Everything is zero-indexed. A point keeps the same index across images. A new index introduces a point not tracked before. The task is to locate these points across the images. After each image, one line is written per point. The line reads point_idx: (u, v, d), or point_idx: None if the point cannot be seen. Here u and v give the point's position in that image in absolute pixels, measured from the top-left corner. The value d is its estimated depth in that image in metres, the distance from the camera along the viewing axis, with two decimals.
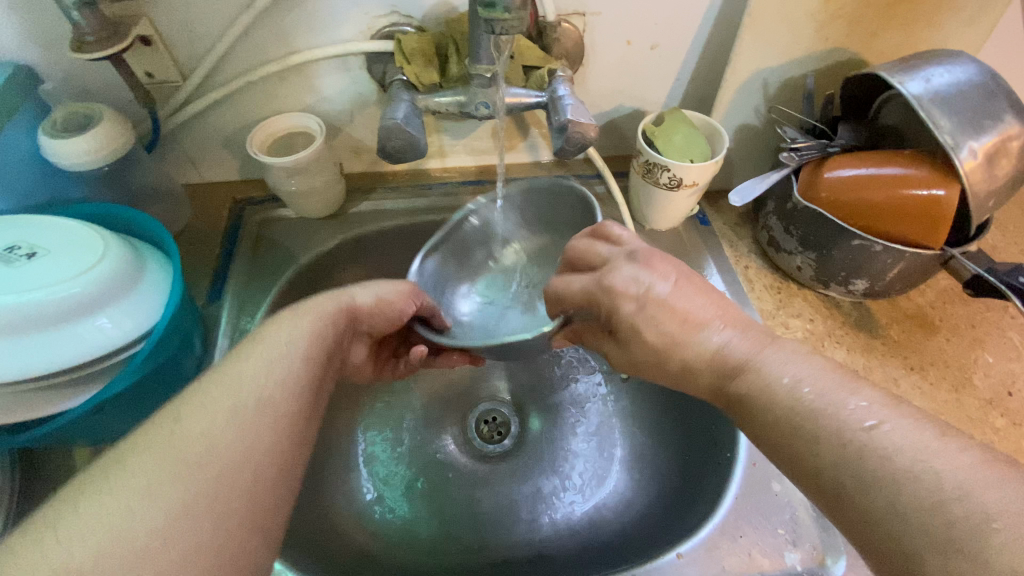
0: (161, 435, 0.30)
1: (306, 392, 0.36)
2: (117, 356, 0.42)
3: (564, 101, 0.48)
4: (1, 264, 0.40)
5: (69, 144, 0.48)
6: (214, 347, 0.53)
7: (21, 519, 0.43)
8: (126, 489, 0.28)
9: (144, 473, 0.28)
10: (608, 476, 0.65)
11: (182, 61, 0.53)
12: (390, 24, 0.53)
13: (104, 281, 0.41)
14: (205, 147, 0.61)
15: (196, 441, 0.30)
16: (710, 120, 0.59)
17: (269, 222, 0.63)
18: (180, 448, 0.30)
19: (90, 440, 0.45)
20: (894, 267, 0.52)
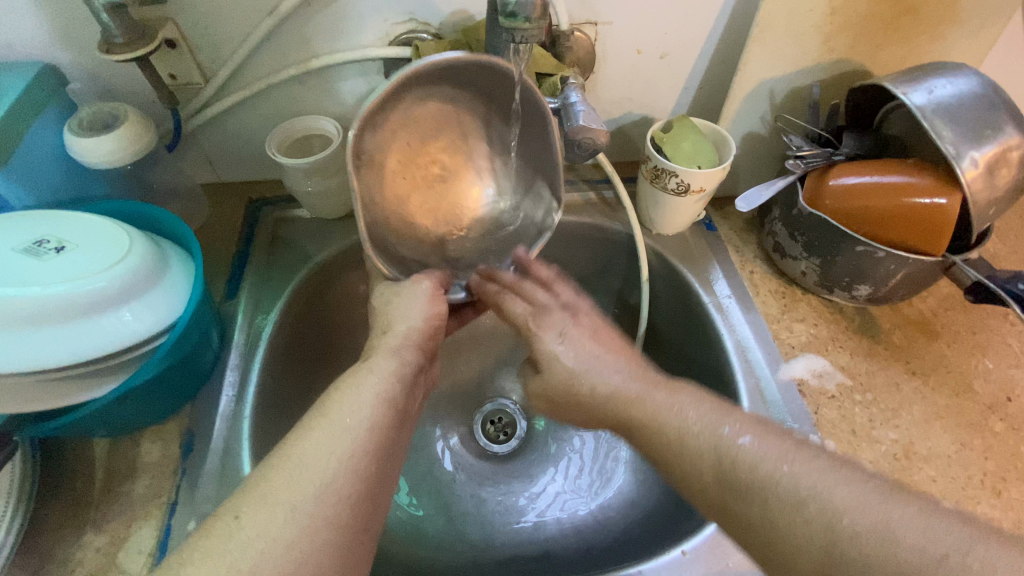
0: (269, 484, 0.35)
1: (383, 427, 0.40)
2: (140, 348, 0.43)
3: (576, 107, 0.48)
4: (30, 257, 0.41)
5: (95, 143, 0.49)
6: (230, 343, 0.54)
7: (41, 507, 0.44)
8: (250, 533, 0.32)
9: (257, 522, 0.33)
10: (612, 477, 0.66)
11: (205, 63, 0.54)
12: (408, 31, 0.54)
13: (131, 274, 0.43)
14: (224, 147, 0.63)
15: (299, 487, 0.35)
16: (717, 128, 0.60)
17: (284, 222, 0.64)
18: (286, 493, 0.34)
19: (111, 431, 0.47)
20: (897, 273, 0.53)
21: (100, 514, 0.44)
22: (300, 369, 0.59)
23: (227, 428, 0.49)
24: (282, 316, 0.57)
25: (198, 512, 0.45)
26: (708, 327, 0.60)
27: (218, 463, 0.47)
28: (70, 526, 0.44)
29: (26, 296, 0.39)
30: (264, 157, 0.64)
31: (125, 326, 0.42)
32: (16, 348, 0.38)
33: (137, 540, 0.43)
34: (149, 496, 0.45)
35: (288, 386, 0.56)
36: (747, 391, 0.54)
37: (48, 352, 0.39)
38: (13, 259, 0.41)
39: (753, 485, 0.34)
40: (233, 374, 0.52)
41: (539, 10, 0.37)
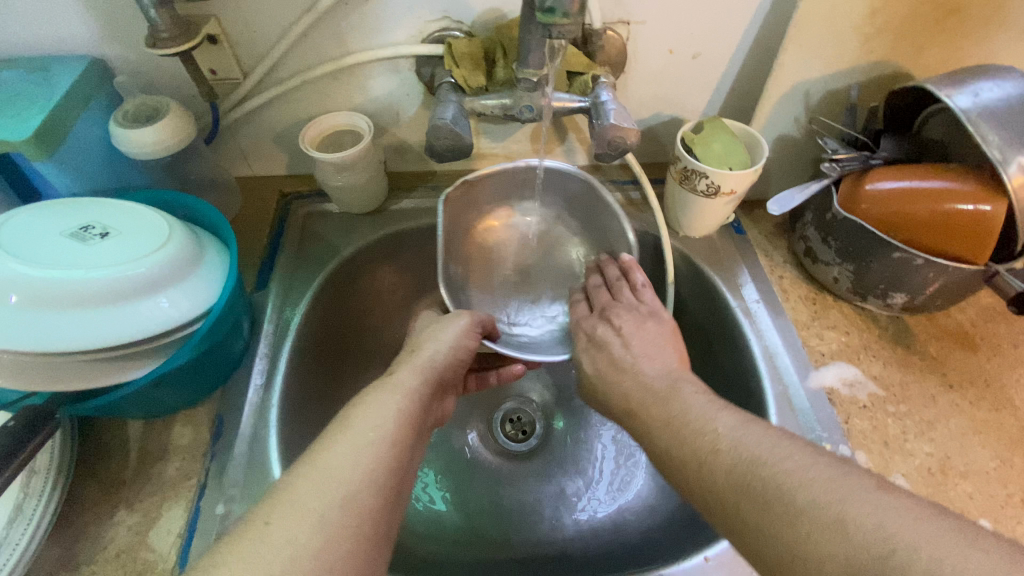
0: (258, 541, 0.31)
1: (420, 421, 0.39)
2: (178, 332, 0.43)
3: (599, 113, 0.51)
4: (76, 242, 0.43)
5: (139, 134, 0.51)
6: (260, 333, 0.56)
7: (76, 485, 0.46)
8: None
9: None
10: (632, 480, 0.67)
11: (244, 58, 0.56)
12: (441, 29, 0.55)
13: (170, 260, 0.44)
14: (259, 142, 0.64)
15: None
16: (749, 129, 0.60)
17: (316, 216, 0.67)
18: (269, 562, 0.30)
19: (144, 413, 0.48)
20: (935, 282, 0.51)
21: (133, 494, 0.46)
22: (326, 364, 0.61)
23: (256, 414, 0.50)
24: (310, 308, 0.59)
25: (226, 496, 0.46)
26: (735, 332, 0.59)
27: (246, 450, 0.48)
28: (104, 506, 0.45)
29: (71, 279, 0.40)
30: (297, 154, 0.66)
31: (162, 311, 0.42)
32: (58, 329, 0.39)
33: (167, 521, 0.44)
34: (180, 478, 0.47)
35: (314, 374, 0.59)
36: (774, 397, 0.54)
37: (92, 332, 0.40)
38: (60, 243, 0.42)
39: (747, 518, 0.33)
40: (263, 361, 0.54)
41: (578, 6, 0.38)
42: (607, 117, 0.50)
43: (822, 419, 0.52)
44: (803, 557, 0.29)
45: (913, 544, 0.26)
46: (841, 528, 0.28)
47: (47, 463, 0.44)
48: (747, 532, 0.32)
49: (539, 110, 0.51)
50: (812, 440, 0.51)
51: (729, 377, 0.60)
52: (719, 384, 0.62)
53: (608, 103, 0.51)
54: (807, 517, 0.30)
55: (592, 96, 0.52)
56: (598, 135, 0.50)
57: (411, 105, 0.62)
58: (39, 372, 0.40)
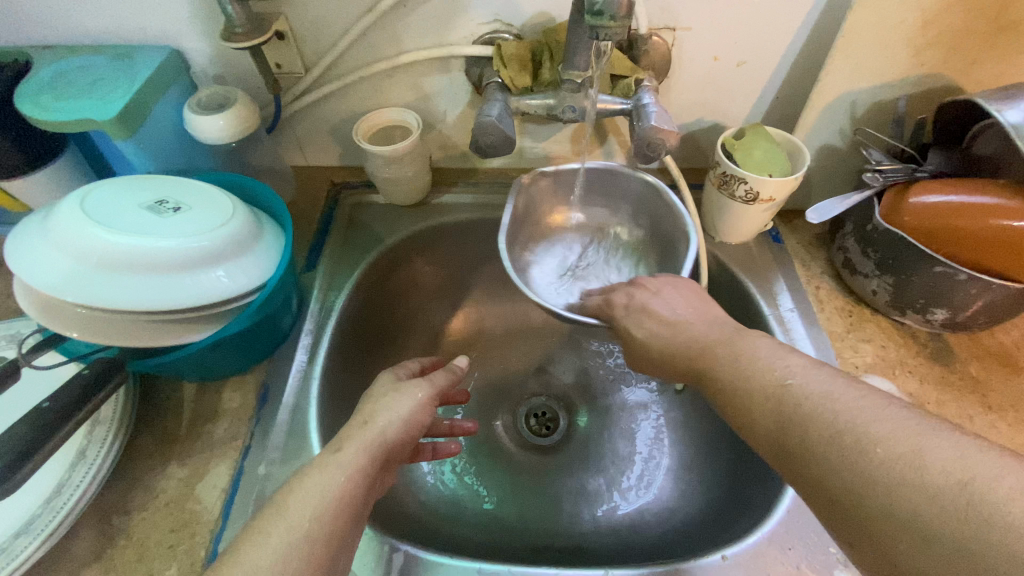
0: None
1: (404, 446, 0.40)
2: (237, 302, 0.47)
3: (642, 115, 0.52)
4: (152, 214, 0.46)
5: (209, 120, 0.56)
6: (306, 311, 0.60)
7: (136, 437, 0.50)
8: None
9: None
10: (654, 482, 0.67)
11: (307, 54, 0.60)
12: (491, 31, 0.57)
13: (234, 237, 0.48)
14: (314, 133, 0.68)
15: None
16: (791, 137, 0.60)
17: (362, 206, 0.71)
18: None
19: (200, 375, 0.52)
20: (979, 299, 0.50)
21: (185, 449, 0.49)
22: (364, 345, 0.65)
23: (299, 386, 0.54)
24: (353, 292, 0.63)
25: (267, 459, 0.49)
26: (766, 339, 0.59)
27: (288, 417, 0.52)
28: (158, 459, 0.49)
29: (146, 246, 0.44)
30: (349, 146, 0.70)
31: (224, 282, 0.46)
32: (134, 290, 0.43)
33: (214, 476, 0.48)
34: (227, 438, 0.50)
35: (352, 353, 0.62)
36: None
37: (164, 296, 0.43)
38: (137, 214, 0.46)
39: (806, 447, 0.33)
40: (307, 337, 0.57)
41: (625, 9, 0.39)
42: (649, 119, 0.51)
43: None
44: (871, 491, 0.29)
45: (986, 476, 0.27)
46: (906, 457, 0.29)
47: (111, 414, 0.48)
48: (810, 465, 0.32)
49: (581, 110, 0.53)
50: None
51: None
52: None
53: (650, 106, 0.52)
54: (879, 451, 0.30)
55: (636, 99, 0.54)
56: (639, 136, 0.51)
57: (458, 103, 0.65)
58: (104, 328, 0.43)
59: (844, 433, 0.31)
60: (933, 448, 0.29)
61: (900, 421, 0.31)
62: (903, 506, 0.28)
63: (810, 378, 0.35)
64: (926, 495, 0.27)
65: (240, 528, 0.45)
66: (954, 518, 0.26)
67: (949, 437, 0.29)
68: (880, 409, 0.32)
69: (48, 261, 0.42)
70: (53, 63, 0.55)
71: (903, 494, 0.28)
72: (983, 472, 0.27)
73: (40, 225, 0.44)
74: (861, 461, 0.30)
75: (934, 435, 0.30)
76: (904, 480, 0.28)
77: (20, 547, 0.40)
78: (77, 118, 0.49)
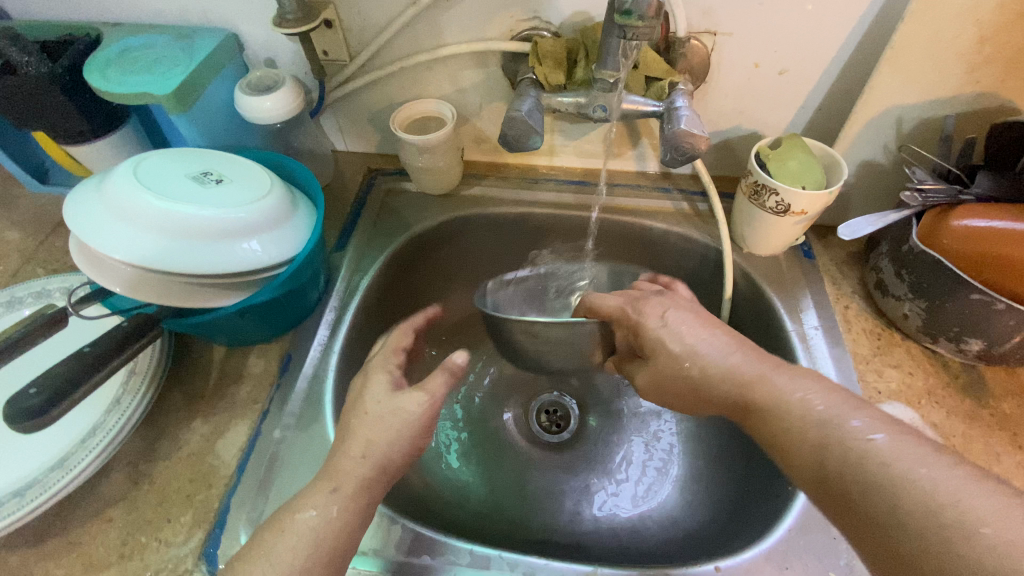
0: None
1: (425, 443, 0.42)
2: (267, 272, 0.50)
3: (675, 116, 0.52)
4: (196, 184, 0.49)
5: (257, 100, 0.59)
6: (332, 288, 0.62)
7: (166, 391, 0.53)
8: None
9: None
10: (659, 491, 0.67)
11: (352, 43, 0.62)
12: (530, 28, 0.58)
13: (269, 211, 0.50)
14: (355, 120, 0.71)
15: None
16: (830, 150, 0.58)
17: (394, 192, 0.73)
18: None
19: (229, 339, 0.55)
20: (1018, 331, 0.48)
21: (209, 406, 0.53)
22: (385, 326, 0.67)
23: (319, 358, 0.56)
24: (378, 273, 0.65)
25: (282, 424, 0.52)
26: (786, 355, 0.58)
27: (306, 387, 0.54)
28: (185, 413, 0.52)
29: (189, 213, 0.47)
30: (387, 134, 0.72)
31: (257, 253, 0.49)
32: (175, 253, 0.46)
33: (232, 434, 0.51)
34: (248, 400, 0.53)
35: (373, 333, 0.64)
36: None
37: (201, 261, 0.46)
38: (183, 183, 0.49)
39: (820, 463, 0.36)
40: (331, 314, 0.60)
41: (653, 10, 0.40)
42: (680, 117, 0.51)
43: None
44: (881, 522, 0.32)
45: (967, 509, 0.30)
46: (911, 491, 0.32)
47: (145, 367, 0.51)
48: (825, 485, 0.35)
49: (609, 108, 0.54)
50: None
51: None
52: None
53: (680, 104, 0.53)
54: (892, 485, 0.33)
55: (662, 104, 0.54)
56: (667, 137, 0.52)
57: (493, 98, 0.66)
58: (147, 287, 0.47)
59: (897, 479, 0.33)
60: (928, 475, 0.32)
61: (902, 447, 0.34)
62: (907, 527, 0.31)
63: (810, 398, 0.39)
64: (924, 522, 0.31)
65: (253, 484, 0.48)
66: (945, 545, 0.30)
67: (941, 467, 0.33)
68: (889, 435, 0.35)
69: (101, 222, 0.45)
70: (120, 39, 0.59)
71: (904, 523, 0.31)
72: (971, 503, 0.31)
73: (95, 188, 0.48)
74: (869, 491, 0.33)
75: (930, 465, 0.33)
76: (906, 511, 0.32)
77: (55, 479, 0.44)
78: (138, 91, 0.53)
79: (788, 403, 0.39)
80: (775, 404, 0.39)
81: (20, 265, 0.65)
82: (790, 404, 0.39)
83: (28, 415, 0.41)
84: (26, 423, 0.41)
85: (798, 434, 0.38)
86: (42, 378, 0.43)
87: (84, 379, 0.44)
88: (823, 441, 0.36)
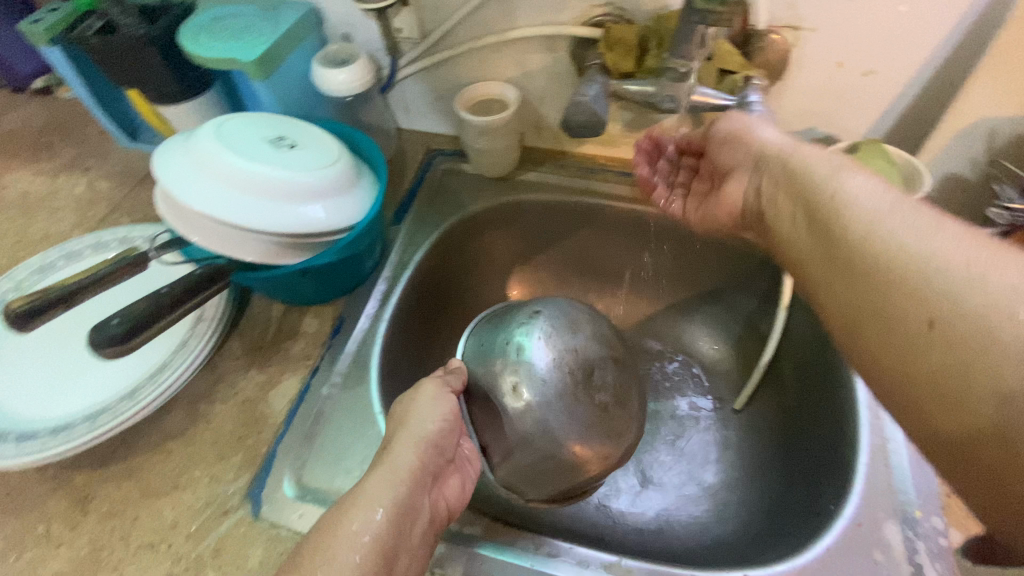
0: None
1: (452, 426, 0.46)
2: (330, 236, 0.52)
3: (541, 383, 0.53)
4: (272, 147, 0.52)
5: (332, 73, 0.61)
6: (387, 259, 0.65)
7: (228, 340, 0.57)
8: None
9: None
10: (690, 496, 0.66)
11: (425, 22, 0.63)
12: (603, 14, 0.57)
13: (337, 178, 0.53)
14: (420, 99, 0.73)
15: None
16: (913, 159, 0.54)
17: (453, 172, 0.74)
18: None
19: (288, 297, 0.58)
20: None
21: (265, 358, 0.56)
22: (434, 302, 0.69)
23: (369, 325, 0.59)
24: (430, 250, 0.67)
25: (330, 382, 0.54)
26: (844, 370, 0.56)
27: (354, 350, 0.57)
28: (242, 362, 0.55)
29: (264, 173, 0.49)
30: (451, 114, 0.74)
31: (323, 216, 0.51)
32: (250, 209, 0.49)
33: (284, 387, 0.54)
34: (301, 356, 0.56)
35: (423, 306, 0.67)
36: (869, 448, 0.51)
37: (273, 219, 0.49)
38: (260, 145, 0.52)
39: (849, 247, 0.39)
40: (383, 284, 0.62)
41: None
42: (555, 433, 0.52)
43: (916, 483, 0.49)
44: (912, 299, 0.35)
45: (989, 272, 0.33)
46: (957, 268, 0.34)
47: (213, 314, 0.54)
48: (854, 273, 0.38)
49: (522, 368, 0.54)
50: (899, 501, 0.48)
51: (824, 415, 0.58)
52: (812, 420, 0.59)
53: (569, 446, 0.53)
54: (932, 269, 0.34)
55: (564, 410, 0.53)
56: (569, 349, 0.56)
57: (559, 84, 0.66)
58: (218, 239, 0.50)
59: (919, 269, 0.35)
60: (965, 256, 0.34)
61: (934, 224, 0.36)
62: (956, 309, 0.33)
63: (858, 182, 0.41)
64: (968, 300, 0.33)
65: (299, 436, 0.51)
66: (984, 317, 0.32)
67: (976, 246, 0.34)
68: (915, 213, 0.38)
69: (185, 174, 0.49)
70: (210, 7, 0.63)
71: (951, 323, 0.33)
72: (996, 266, 0.33)
73: (183, 143, 0.51)
74: (915, 284, 0.35)
75: (966, 242, 0.35)
76: (949, 297, 0.33)
77: (125, 408, 0.47)
78: (226, 57, 0.57)
79: (843, 186, 0.41)
80: (839, 188, 0.41)
81: (107, 213, 0.70)
82: (843, 191, 0.41)
83: (113, 341, 0.45)
84: (112, 349, 0.45)
85: (851, 212, 0.40)
86: (123, 312, 0.47)
87: (160, 317, 0.47)
88: (852, 214, 0.39)
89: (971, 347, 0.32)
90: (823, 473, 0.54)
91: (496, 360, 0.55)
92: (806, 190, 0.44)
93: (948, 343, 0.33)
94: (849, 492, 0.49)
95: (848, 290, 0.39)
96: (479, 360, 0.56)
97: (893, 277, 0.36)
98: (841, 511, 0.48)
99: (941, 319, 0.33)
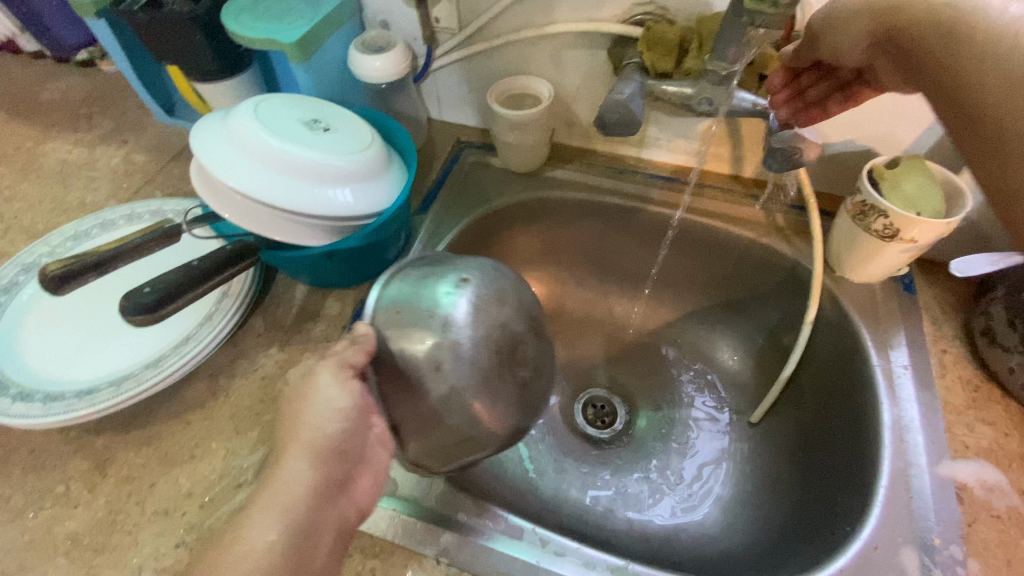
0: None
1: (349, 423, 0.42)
2: (357, 221, 0.53)
3: (455, 344, 0.41)
4: (306, 129, 0.52)
5: (369, 60, 0.62)
6: (410, 247, 0.65)
7: (251, 318, 0.58)
8: None
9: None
10: (698, 507, 0.65)
11: (464, 13, 0.63)
12: (644, 13, 0.57)
13: (368, 164, 0.53)
14: (453, 91, 0.73)
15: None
16: (954, 178, 0.53)
17: (480, 164, 0.74)
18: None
19: (312, 280, 0.58)
20: None
21: (286, 337, 0.56)
22: None
23: None
24: (454, 241, 0.67)
25: None
26: (868, 390, 0.55)
27: None
28: (264, 339, 0.56)
29: (298, 154, 0.50)
30: (482, 107, 0.74)
31: (351, 200, 0.51)
32: (281, 189, 0.49)
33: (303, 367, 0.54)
34: (321, 338, 0.57)
35: None
36: (890, 470, 0.50)
37: (303, 199, 0.49)
38: (295, 126, 0.52)
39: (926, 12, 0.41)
40: None
41: None
42: (468, 405, 0.42)
43: (938, 510, 0.48)
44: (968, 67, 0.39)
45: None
46: (1014, 39, 0.38)
47: (239, 291, 0.55)
48: (926, 21, 0.41)
49: (444, 342, 0.41)
50: (919, 528, 0.47)
51: (845, 435, 0.57)
52: (831, 440, 0.58)
53: (477, 417, 0.42)
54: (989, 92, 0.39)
55: (482, 388, 0.42)
56: (493, 321, 0.43)
57: (594, 81, 0.65)
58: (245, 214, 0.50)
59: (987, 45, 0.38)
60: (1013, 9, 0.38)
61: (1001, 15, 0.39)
62: (1001, 87, 0.38)
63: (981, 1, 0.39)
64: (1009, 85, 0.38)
65: None
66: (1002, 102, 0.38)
67: None
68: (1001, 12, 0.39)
69: (220, 150, 0.50)
70: None
71: (1005, 64, 0.38)
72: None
73: (221, 119, 0.52)
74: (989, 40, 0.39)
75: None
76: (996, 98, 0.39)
77: (149, 376, 0.48)
78: (268, 38, 0.57)
79: (934, 37, 0.41)
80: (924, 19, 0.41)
81: (140, 185, 0.71)
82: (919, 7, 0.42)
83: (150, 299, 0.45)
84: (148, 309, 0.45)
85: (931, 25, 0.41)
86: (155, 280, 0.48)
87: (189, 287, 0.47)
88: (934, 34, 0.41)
89: (997, 127, 0.39)
90: (840, 494, 0.53)
91: (419, 332, 0.42)
92: (883, 20, 0.44)
93: (994, 111, 0.39)
94: (867, 515, 0.48)
95: (919, 43, 0.42)
96: (395, 317, 0.43)
97: (959, 38, 0.40)
98: (857, 534, 0.47)
99: (988, 81, 0.39)
